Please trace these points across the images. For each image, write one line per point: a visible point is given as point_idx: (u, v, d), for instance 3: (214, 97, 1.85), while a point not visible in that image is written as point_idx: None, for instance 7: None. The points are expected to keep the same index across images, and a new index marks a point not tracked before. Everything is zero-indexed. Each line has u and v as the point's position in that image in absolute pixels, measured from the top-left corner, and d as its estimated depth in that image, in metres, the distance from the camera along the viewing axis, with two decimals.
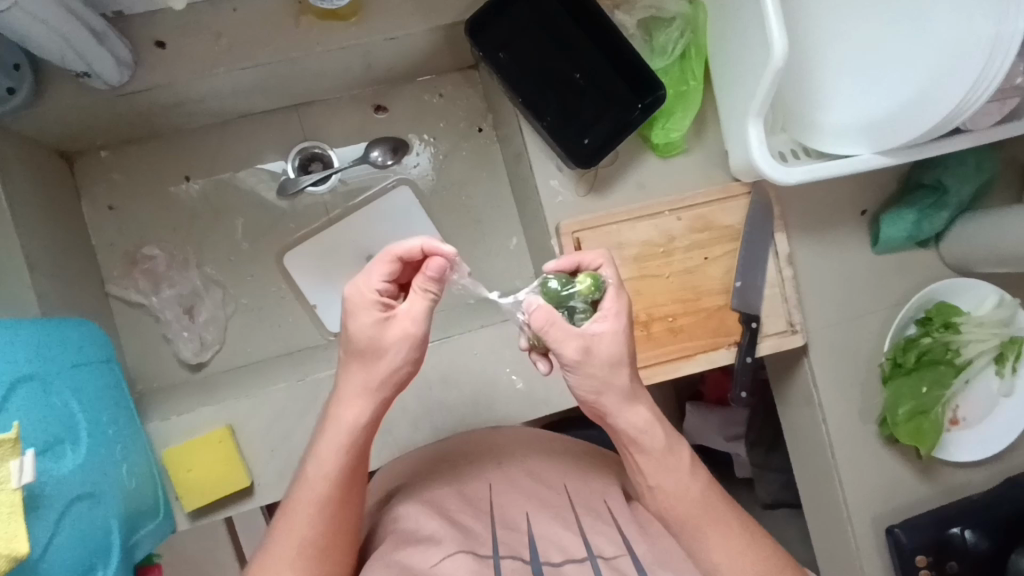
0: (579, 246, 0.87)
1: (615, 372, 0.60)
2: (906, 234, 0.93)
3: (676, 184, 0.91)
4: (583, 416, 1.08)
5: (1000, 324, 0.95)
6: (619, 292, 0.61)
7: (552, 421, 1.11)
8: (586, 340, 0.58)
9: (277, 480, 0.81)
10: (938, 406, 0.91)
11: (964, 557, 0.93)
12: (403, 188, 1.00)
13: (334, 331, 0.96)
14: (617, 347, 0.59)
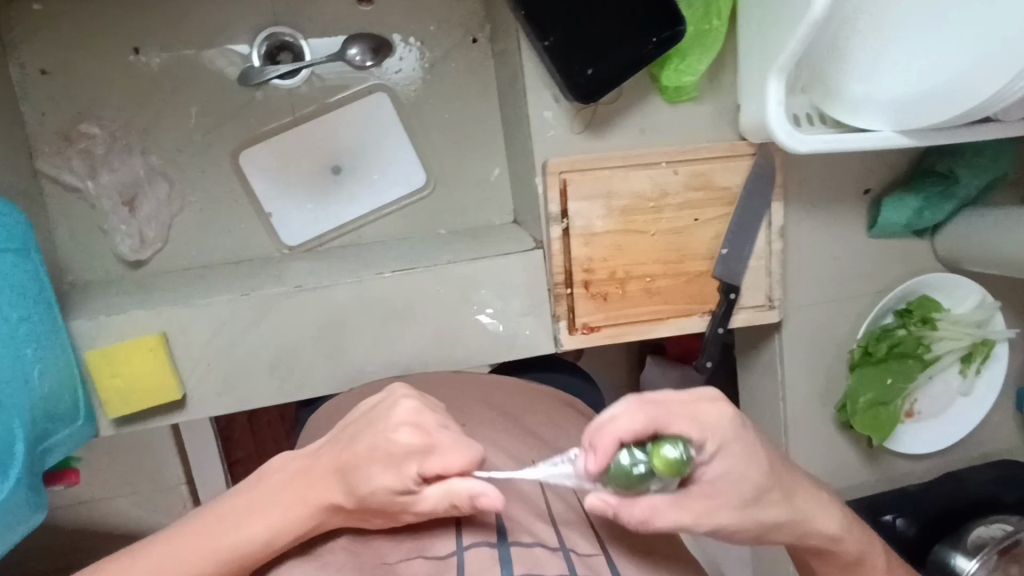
0: (565, 188, 0.80)
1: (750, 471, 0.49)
2: (904, 222, 0.89)
3: (678, 134, 0.83)
4: None
5: (975, 325, 0.95)
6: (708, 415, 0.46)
7: None
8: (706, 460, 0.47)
9: (215, 395, 0.77)
10: (899, 398, 0.91)
11: (890, 543, 0.95)
12: (380, 95, 0.90)
13: (289, 244, 0.89)
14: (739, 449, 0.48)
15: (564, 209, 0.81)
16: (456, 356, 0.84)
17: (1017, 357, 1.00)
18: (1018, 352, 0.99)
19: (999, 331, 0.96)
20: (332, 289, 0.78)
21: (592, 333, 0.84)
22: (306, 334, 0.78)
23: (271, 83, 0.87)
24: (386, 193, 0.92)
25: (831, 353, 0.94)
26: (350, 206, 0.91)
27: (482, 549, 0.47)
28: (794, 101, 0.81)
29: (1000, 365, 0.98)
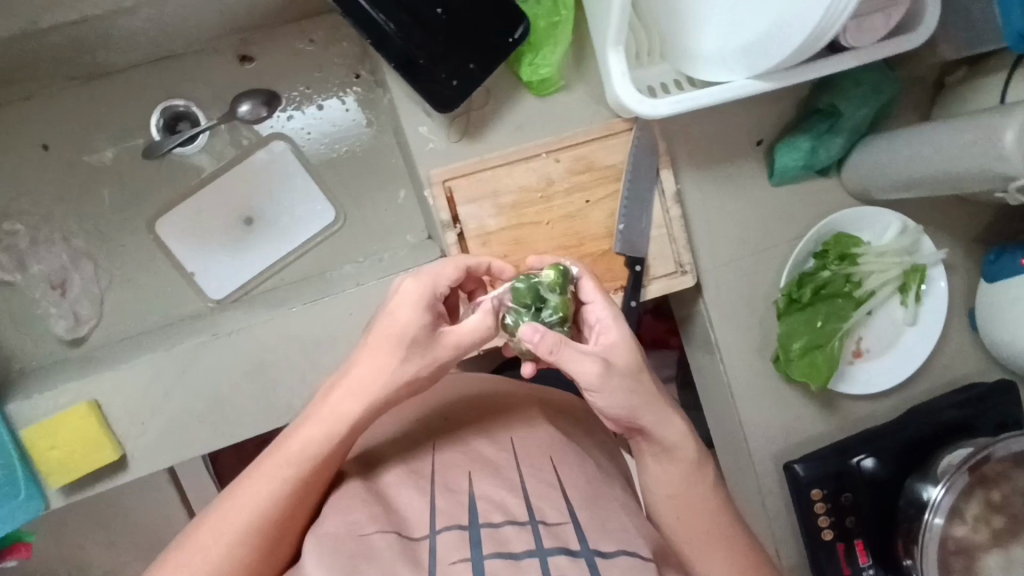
0: (452, 197, 0.83)
1: (638, 381, 0.67)
2: (801, 164, 0.88)
3: (556, 123, 0.85)
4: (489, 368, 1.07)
5: (901, 253, 0.94)
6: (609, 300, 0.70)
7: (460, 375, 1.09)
8: (603, 357, 0.65)
9: (154, 452, 0.81)
10: (834, 339, 0.90)
11: (859, 488, 0.93)
12: (277, 144, 0.95)
13: (215, 298, 0.94)
14: (628, 354, 0.67)
15: (454, 215, 0.83)
16: None
17: (958, 279, 0.98)
18: (957, 274, 0.98)
19: (929, 255, 0.95)
20: (249, 332, 0.82)
21: None
22: (231, 379, 0.82)
23: (175, 152, 0.93)
24: (301, 233, 0.96)
25: (760, 307, 0.93)
26: (269, 252, 0.95)
27: (453, 532, 0.56)
28: (655, 70, 0.83)
29: (940, 289, 0.96)
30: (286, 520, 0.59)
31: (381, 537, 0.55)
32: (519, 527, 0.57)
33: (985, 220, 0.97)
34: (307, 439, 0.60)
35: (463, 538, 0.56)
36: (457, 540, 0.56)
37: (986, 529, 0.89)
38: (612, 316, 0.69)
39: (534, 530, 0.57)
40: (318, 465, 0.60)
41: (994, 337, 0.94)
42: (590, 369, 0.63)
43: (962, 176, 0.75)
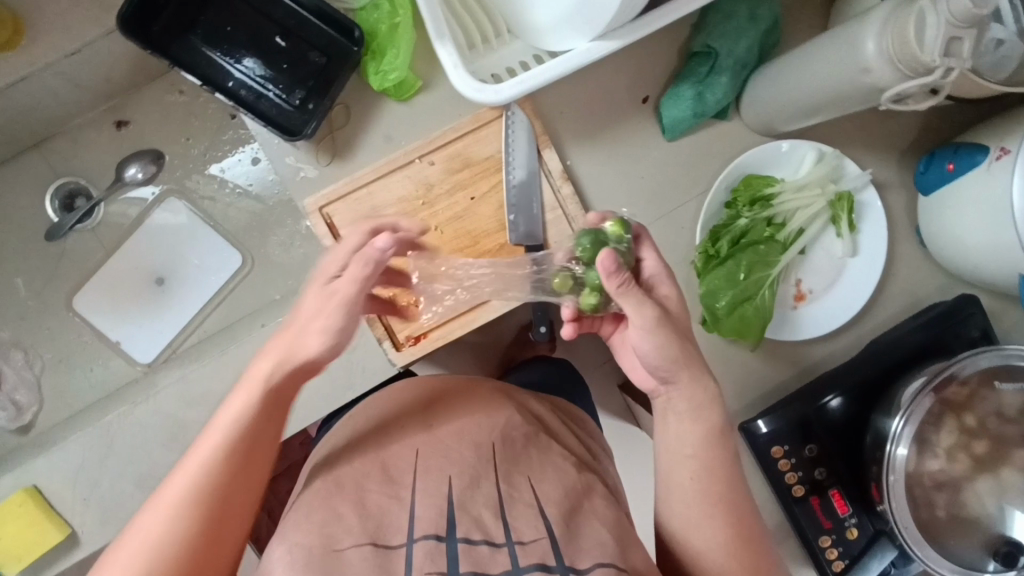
0: (332, 222, 0.81)
1: (687, 346, 0.65)
2: (689, 113, 0.83)
3: (424, 125, 0.83)
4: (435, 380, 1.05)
5: (823, 182, 0.87)
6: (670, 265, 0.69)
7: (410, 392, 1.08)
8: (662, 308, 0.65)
9: (99, 527, 0.82)
10: (762, 289, 0.85)
11: (823, 436, 0.88)
12: (172, 200, 0.96)
13: (144, 362, 0.95)
14: (684, 315, 0.67)
15: (338, 239, 0.82)
16: (301, 411, 0.84)
17: (896, 197, 0.92)
18: (893, 191, 0.92)
19: (854, 178, 0.88)
20: (165, 393, 0.83)
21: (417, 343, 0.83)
22: (157, 441, 0.82)
23: (77, 229, 0.95)
24: (214, 282, 0.96)
25: (682, 268, 0.89)
26: (187, 307, 0.96)
27: (429, 542, 0.49)
28: (507, 50, 0.79)
29: (876, 211, 0.89)
30: (214, 511, 0.56)
31: (355, 552, 0.49)
32: (496, 548, 0.49)
33: (912, 128, 0.90)
34: (218, 433, 0.58)
35: (438, 550, 0.49)
36: (432, 549, 0.49)
37: (965, 458, 0.83)
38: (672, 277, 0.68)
39: (511, 549, 0.49)
40: (242, 446, 0.58)
41: (942, 251, 0.87)
42: (647, 313, 0.63)
43: (842, 96, 0.69)
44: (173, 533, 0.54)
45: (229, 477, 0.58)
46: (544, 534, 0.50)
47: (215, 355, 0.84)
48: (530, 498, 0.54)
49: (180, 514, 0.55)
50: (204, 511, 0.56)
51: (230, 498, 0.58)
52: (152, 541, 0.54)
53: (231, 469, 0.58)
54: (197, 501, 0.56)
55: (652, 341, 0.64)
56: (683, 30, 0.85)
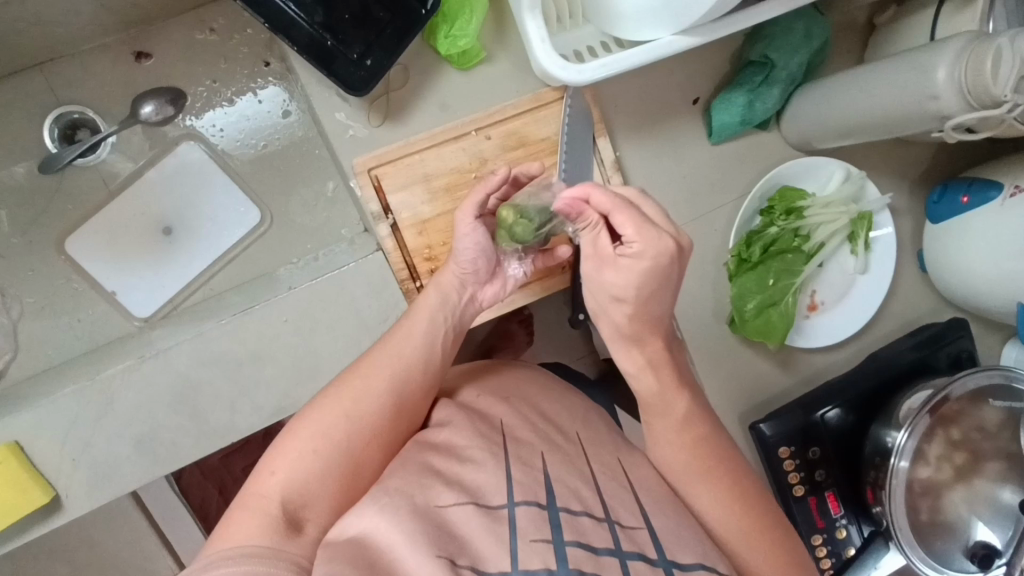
0: (380, 185, 0.78)
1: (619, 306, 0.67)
2: (738, 119, 0.86)
3: (482, 98, 0.81)
4: None
5: (847, 201, 0.92)
6: (642, 230, 0.61)
7: None
8: (604, 259, 0.65)
9: (87, 490, 0.75)
10: (787, 296, 0.89)
11: (826, 441, 0.92)
12: (188, 144, 0.89)
13: (142, 317, 0.88)
14: (624, 286, 0.65)
15: (384, 205, 0.79)
16: (323, 380, 0.80)
17: (903, 222, 0.98)
18: (902, 217, 0.98)
19: (874, 202, 0.94)
20: (175, 351, 0.76)
21: None
22: (164, 402, 0.76)
23: (76, 164, 0.86)
24: (226, 238, 0.90)
25: (710, 270, 0.91)
26: (195, 262, 0.90)
27: (532, 507, 0.59)
28: (578, 33, 0.79)
29: (888, 235, 0.95)
30: (394, 403, 0.68)
31: (459, 511, 0.57)
32: (597, 521, 0.60)
33: (924, 160, 0.97)
34: (400, 338, 0.72)
35: (541, 516, 0.58)
36: (536, 515, 0.58)
37: (948, 466, 0.90)
38: (647, 250, 0.62)
39: (611, 528, 0.60)
40: (405, 377, 0.70)
41: (941, 276, 0.94)
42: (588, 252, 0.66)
43: (897, 119, 0.73)
44: (359, 406, 0.67)
45: (419, 378, 0.71)
46: (643, 525, 0.63)
47: (234, 314, 0.79)
48: (620, 483, 0.68)
49: (363, 393, 0.67)
50: (389, 399, 0.68)
51: (411, 398, 0.70)
52: (342, 405, 0.66)
53: (422, 371, 0.71)
54: (384, 388, 0.68)
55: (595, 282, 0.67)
56: (738, 38, 0.87)
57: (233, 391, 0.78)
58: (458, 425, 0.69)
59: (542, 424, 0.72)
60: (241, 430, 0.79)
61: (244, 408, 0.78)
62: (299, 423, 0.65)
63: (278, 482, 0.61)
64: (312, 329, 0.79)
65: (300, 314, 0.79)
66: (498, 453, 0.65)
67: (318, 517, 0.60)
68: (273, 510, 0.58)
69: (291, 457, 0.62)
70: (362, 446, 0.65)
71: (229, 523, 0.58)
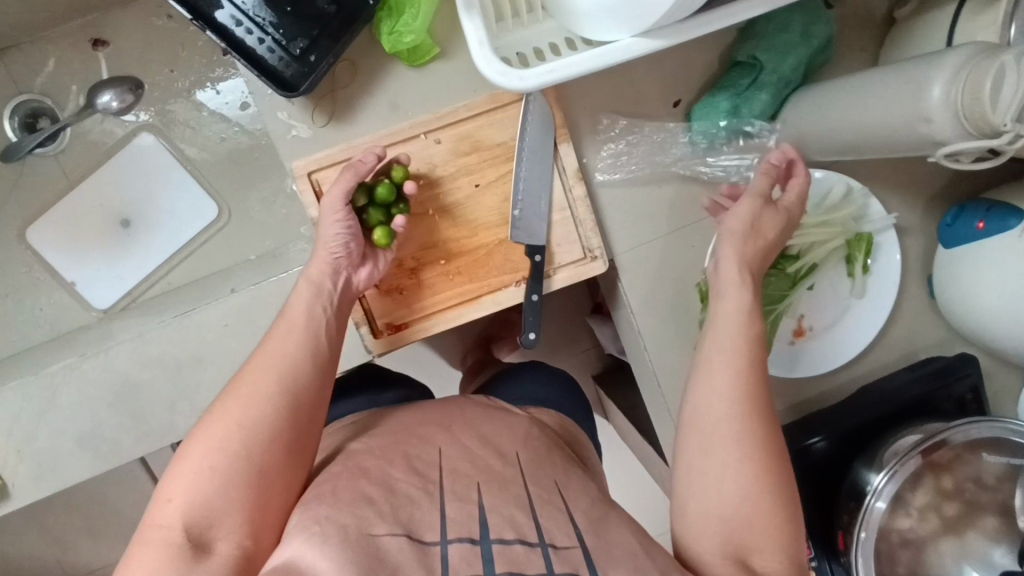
0: (321, 191, 0.74)
1: (759, 234, 0.71)
2: (721, 126, 0.78)
3: (435, 97, 0.75)
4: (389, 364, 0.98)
5: (845, 220, 0.83)
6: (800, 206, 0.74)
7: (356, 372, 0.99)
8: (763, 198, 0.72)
9: (34, 481, 0.77)
10: (765, 322, 0.83)
11: (797, 479, 0.86)
12: (143, 135, 0.96)
13: (100, 307, 0.95)
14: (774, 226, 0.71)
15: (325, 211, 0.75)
16: None
17: (913, 243, 0.88)
18: (912, 237, 0.88)
19: (877, 221, 0.84)
20: (116, 349, 0.77)
21: (398, 332, 0.78)
22: (104, 400, 0.77)
23: (37, 152, 0.94)
24: (182, 232, 0.97)
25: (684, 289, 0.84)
26: (149, 257, 0.96)
27: (464, 545, 0.54)
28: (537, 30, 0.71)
29: (893, 259, 0.86)
30: (287, 401, 0.61)
31: (391, 541, 0.52)
32: (531, 548, 0.55)
33: (942, 175, 0.86)
34: (285, 333, 0.65)
35: (473, 552, 0.54)
36: (468, 552, 0.54)
37: (934, 518, 0.81)
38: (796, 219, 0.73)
39: (545, 552, 0.55)
40: (299, 374, 0.63)
41: (951, 307, 0.84)
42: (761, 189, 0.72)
43: (888, 139, 0.64)
44: (248, 411, 0.59)
45: (306, 371, 0.64)
46: (576, 544, 0.57)
47: (172, 316, 0.78)
48: (560, 505, 0.61)
49: (252, 395, 0.60)
50: (278, 400, 0.61)
51: (306, 392, 0.63)
52: (231, 413, 0.59)
53: (310, 364, 0.64)
54: (274, 388, 0.61)
55: (736, 220, 0.70)
56: (727, 34, 0.78)
57: (173, 392, 0.78)
58: (386, 451, 0.63)
59: (475, 448, 0.65)
60: (180, 432, 0.79)
61: (182, 411, 0.78)
62: (194, 440, 0.58)
63: (178, 508, 0.54)
64: (252, 335, 0.78)
65: (240, 319, 0.78)
66: (433, 489, 0.59)
67: (233, 534, 0.55)
68: (177, 538, 0.53)
69: (189, 479, 0.56)
70: (260, 452, 0.58)
71: (134, 561, 0.52)
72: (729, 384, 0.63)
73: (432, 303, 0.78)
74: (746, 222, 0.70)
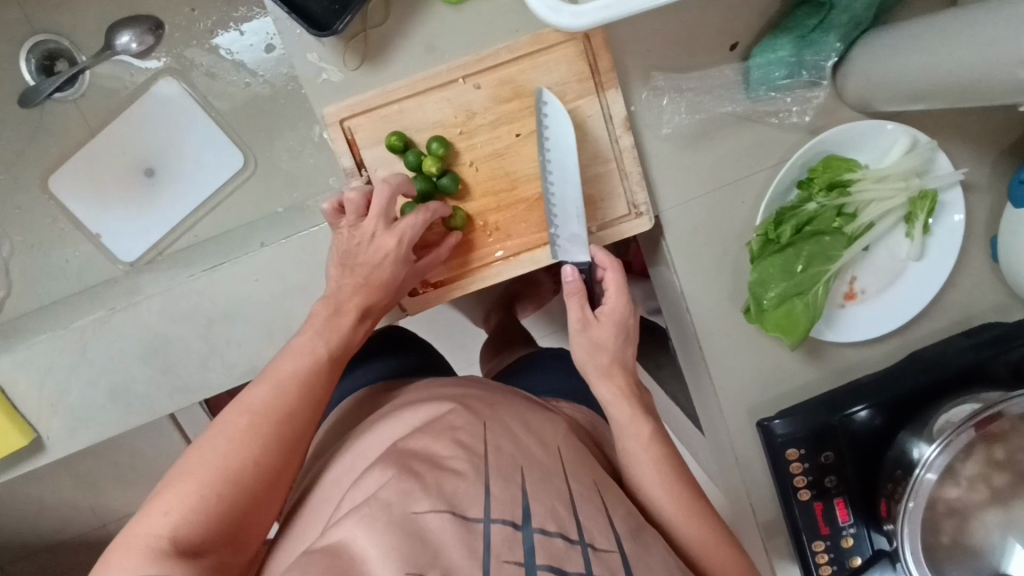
0: (353, 139, 0.71)
1: (596, 353, 0.72)
2: (783, 72, 0.73)
3: (474, 37, 0.70)
4: (414, 339, 0.98)
5: (909, 174, 0.78)
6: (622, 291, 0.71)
7: (378, 334, 0.98)
8: (583, 317, 0.71)
9: (68, 434, 0.77)
10: (817, 285, 0.76)
11: (842, 445, 0.83)
12: (167, 79, 0.93)
13: (126, 261, 0.94)
14: (609, 334, 0.72)
15: (358, 161, 0.72)
16: None
17: (978, 200, 0.82)
18: (976, 194, 0.82)
19: (943, 175, 0.78)
20: (146, 303, 0.75)
21: (433, 290, 0.76)
22: (135, 354, 0.76)
23: (55, 97, 0.92)
24: (209, 184, 0.95)
25: (731, 249, 0.80)
26: (174, 208, 0.95)
27: (506, 527, 0.55)
28: None
29: (955, 219, 0.81)
30: (287, 438, 0.62)
31: (435, 518, 0.53)
32: (570, 545, 0.56)
33: (1014, 127, 0.80)
34: (292, 367, 0.65)
35: (515, 538, 0.54)
36: (510, 536, 0.54)
37: (985, 488, 0.77)
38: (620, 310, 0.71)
39: (584, 552, 0.56)
40: (296, 411, 0.63)
41: (1016, 271, 0.79)
42: (573, 317, 0.71)
43: (977, 84, 0.58)
44: (252, 442, 0.59)
45: (310, 412, 0.64)
46: (615, 547, 0.58)
47: (201, 270, 0.76)
48: (600, 505, 0.62)
49: (257, 427, 0.60)
50: (283, 433, 0.61)
51: (307, 432, 0.64)
52: (228, 441, 0.59)
53: (314, 404, 0.65)
54: (274, 422, 0.61)
55: (583, 346, 0.73)
56: None
57: (205, 347, 0.76)
58: (439, 430, 0.62)
59: (514, 428, 0.67)
60: (213, 388, 0.78)
61: (214, 366, 0.76)
62: (193, 458, 0.58)
63: (167, 525, 0.53)
64: (283, 291, 0.76)
65: (271, 274, 0.75)
66: (479, 464, 0.59)
67: (214, 562, 0.54)
68: (160, 549, 0.51)
69: (181, 493, 0.55)
70: (255, 486, 0.59)
71: (110, 568, 0.50)
72: (649, 474, 0.70)
73: (468, 259, 0.75)
74: (593, 339, 0.72)
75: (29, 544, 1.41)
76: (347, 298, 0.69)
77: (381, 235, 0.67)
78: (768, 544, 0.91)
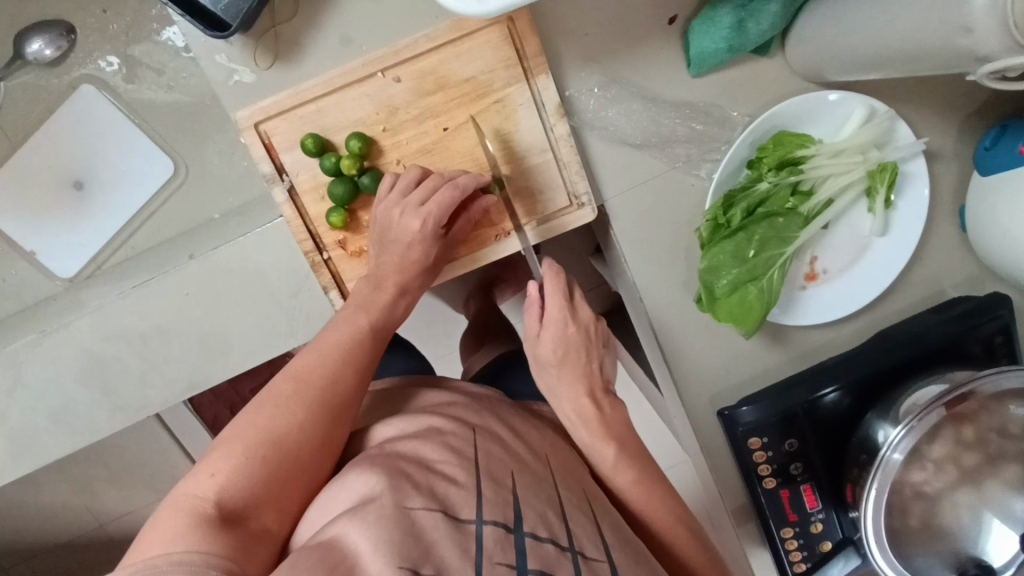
0: (270, 143, 0.67)
1: (546, 370, 0.70)
2: (724, 45, 0.67)
3: (388, 27, 0.66)
4: None
5: (867, 147, 0.73)
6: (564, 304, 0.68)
7: None
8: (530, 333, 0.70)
9: (10, 459, 0.76)
10: (772, 269, 0.72)
11: (806, 431, 0.80)
12: (86, 87, 0.96)
13: (65, 277, 0.95)
14: (551, 350, 0.69)
15: (278, 165, 0.68)
16: (234, 356, 0.76)
17: (944, 169, 0.78)
18: (942, 163, 0.78)
19: (903, 147, 0.74)
20: (76, 324, 0.73)
21: None
22: (71, 376, 0.74)
23: None
24: (142, 193, 0.96)
25: (683, 235, 0.76)
26: (109, 220, 0.96)
27: (499, 528, 0.51)
28: None
29: (921, 192, 0.76)
30: (333, 405, 0.60)
31: (428, 516, 0.49)
32: (561, 551, 0.52)
33: (978, 90, 0.76)
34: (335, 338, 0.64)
35: (507, 539, 0.50)
36: (502, 538, 0.50)
37: (953, 470, 0.74)
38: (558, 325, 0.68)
39: (574, 560, 0.52)
40: (339, 382, 0.62)
41: (982, 244, 0.75)
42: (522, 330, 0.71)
43: (923, 54, 0.54)
44: (295, 410, 0.58)
45: (353, 377, 0.63)
46: (605, 557, 0.54)
47: (130, 287, 0.74)
48: (590, 515, 0.59)
49: (301, 394, 0.59)
50: (329, 401, 0.60)
51: (353, 401, 0.62)
52: (271, 409, 0.58)
53: (358, 375, 0.64)
54: (317, 390, 0.60)
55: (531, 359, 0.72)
56: None
57: (141, 365, 0.75)
58: (427, 437, 0.60)
59: (502, 437, 0.65)
60: (155, 406, 0.76)
61: (153, 383, 0.75)
62: (235, 427, 0.57)
63: (213, 487, 0.52)
64: (216, 304, 0.74)
65: (201, 287, 0.73)
66: (472, 469, 0.56)
67: (258, 529, 0.52)
68: (204, 512, 0.50)
69: (224, 461, 0.54)
70: (302, 450, 0.57)
71: (153, 530, 0.48)
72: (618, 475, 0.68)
73: None
74: (538, 356, 0.70)
75: (15, 551, 1.43)
76: (388, 275, 0.68)
77: (408, 214, 0.65)
78: (739, 532, 0.89)
